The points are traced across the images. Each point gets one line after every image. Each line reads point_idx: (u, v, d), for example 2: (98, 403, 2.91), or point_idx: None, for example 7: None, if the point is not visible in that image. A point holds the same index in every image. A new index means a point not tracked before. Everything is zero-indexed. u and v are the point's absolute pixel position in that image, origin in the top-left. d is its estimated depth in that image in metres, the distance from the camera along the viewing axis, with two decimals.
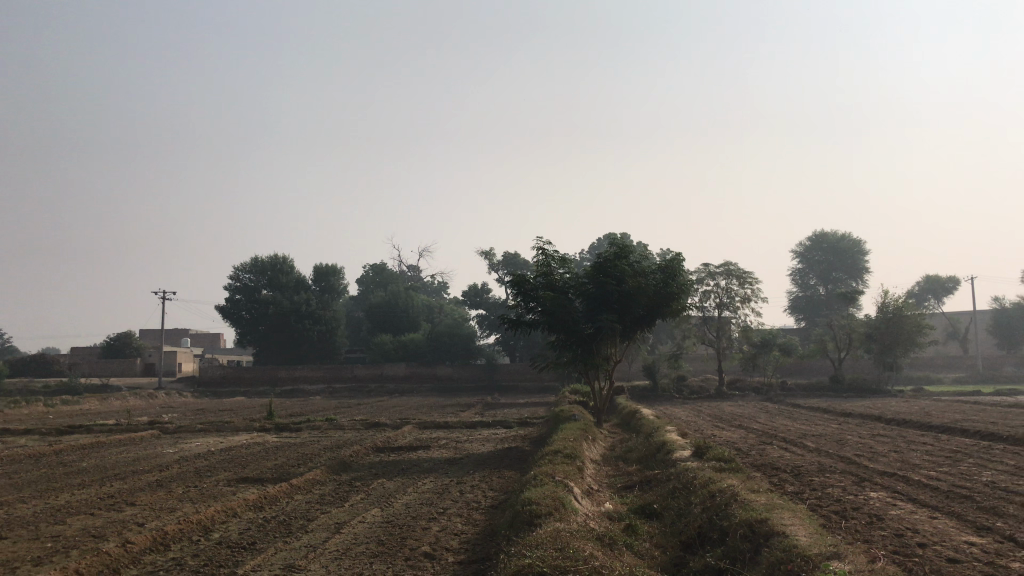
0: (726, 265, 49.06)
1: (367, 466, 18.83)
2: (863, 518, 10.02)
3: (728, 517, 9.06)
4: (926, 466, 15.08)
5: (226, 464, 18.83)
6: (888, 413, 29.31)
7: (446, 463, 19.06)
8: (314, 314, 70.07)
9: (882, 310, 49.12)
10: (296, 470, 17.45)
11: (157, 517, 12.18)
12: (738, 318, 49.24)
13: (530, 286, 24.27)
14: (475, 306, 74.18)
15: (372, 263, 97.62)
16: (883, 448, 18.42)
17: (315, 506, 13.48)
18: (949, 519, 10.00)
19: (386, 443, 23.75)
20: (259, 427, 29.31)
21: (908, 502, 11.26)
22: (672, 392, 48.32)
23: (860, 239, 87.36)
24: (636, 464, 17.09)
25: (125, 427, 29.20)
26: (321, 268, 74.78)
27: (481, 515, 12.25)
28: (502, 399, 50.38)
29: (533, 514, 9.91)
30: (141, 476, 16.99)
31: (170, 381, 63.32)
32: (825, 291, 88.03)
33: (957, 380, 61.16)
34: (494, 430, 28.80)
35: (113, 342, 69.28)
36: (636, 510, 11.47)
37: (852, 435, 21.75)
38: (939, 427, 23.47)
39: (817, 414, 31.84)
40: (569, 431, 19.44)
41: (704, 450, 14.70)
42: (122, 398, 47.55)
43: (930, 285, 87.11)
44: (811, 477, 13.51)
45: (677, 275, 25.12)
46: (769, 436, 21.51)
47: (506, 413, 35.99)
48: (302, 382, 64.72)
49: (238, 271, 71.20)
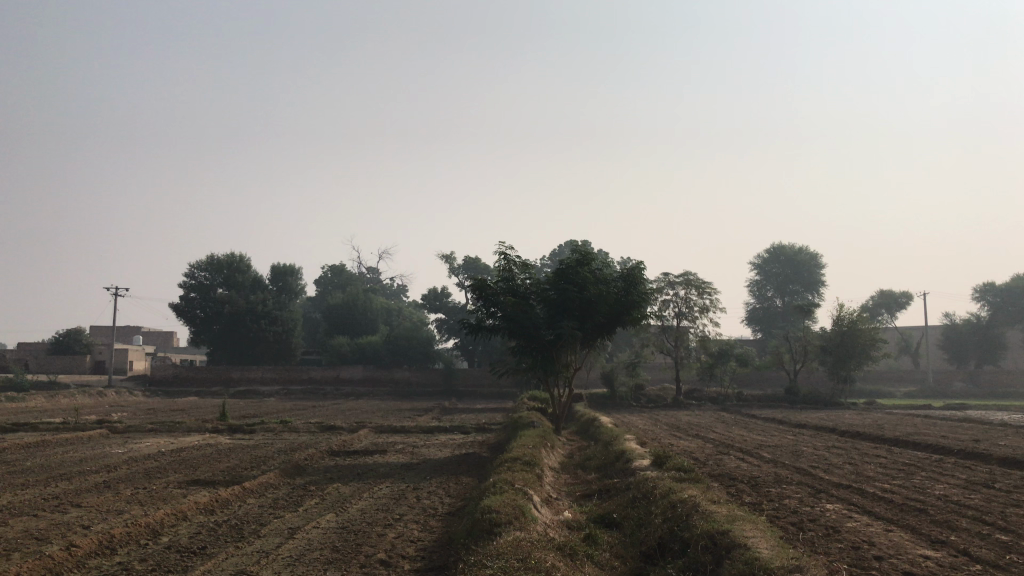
0: (686, 275, 49.41)
1: (322, 470, 18.53)
2: (820, 530, 10.08)
3: (689, 527, 9.02)
4: (880, 478, 15.26)
5: (177, 466, 18.41)
6: (842, 426, 29.69)
7: (403, 468, 18.85)
8: (270, 314, 69.15)
9: (837, 323, 49.82)
10: (249, 473, 17.07)
11: (104, 520, 11.80)
12: (696, 327, 49.61)
13: (491, 291, 24.19)
14: (435, 310, 73.79)
15: (331, 265, 96.76)
16: (838, 460, 18.62)
17: (268, 510, 13.21)
18: (905, 532, 10.10)
19: (341, 446, 23.41)
20: (212, 427, 28.77)
21: (863, 514, 11.35)
22: (630, 400, 48.58)
23: (817, 252, 88.77)
24: (594, 472, 17.05)
25: (72, 425, 28.50)
26: (279, 268, 73.86)
27: (437, 522, 12.08)
28: (460, 404, 50.18)
29: (493, 522, 9.78)
30: (88, 477, 16.52)
31: (121, 379, 61.98)
32: (781, 303, 89.32)
33: (907, 394, 62.27)
34: (451, 435, 28.58)
35: (62, 338, 67.58)
36: (596, 519, 11.40)
37: (806, 446, 21.99)
38: (892, 440, 23.81)
39: (773, 425, 32.13)
40: (527, 439, 19.34)
41: (664, 459, 14.71)
42: (70, 396, 46.40)
43: (883, 300, 88.83)
44: (768, 488, 13.57)
45: (637, 283, 25.24)
46: (727, 446, 21.60)
47: (464, 419, 35.82)
48: (257, 383, 63.76)
49: (192, 267, 69.75)
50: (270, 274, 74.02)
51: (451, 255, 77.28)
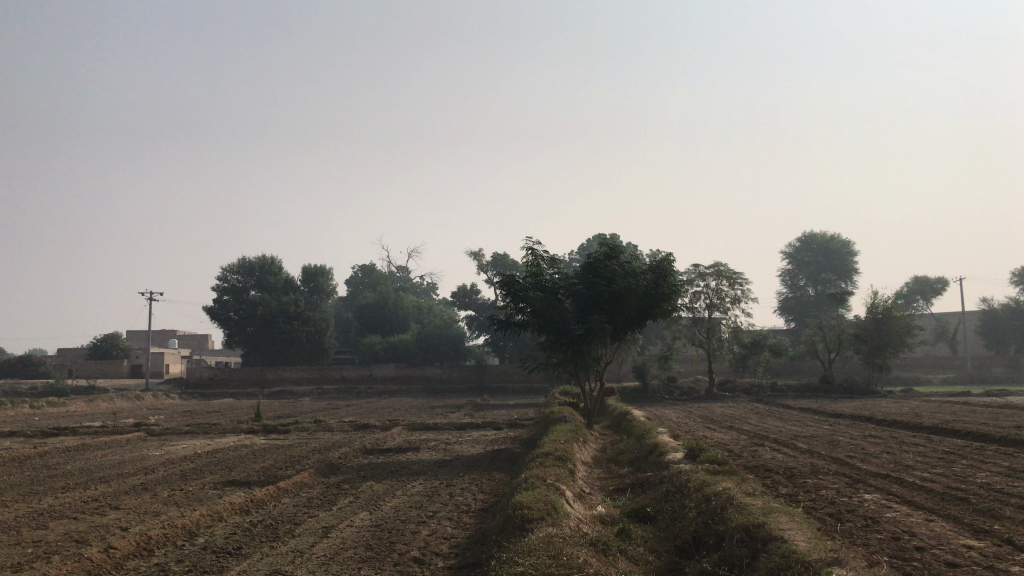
0: (717, 265, 49.02)
1: (356, 468, 18.62)
2: (859, 521, 9.90)
3: (724, 521, 8.90)
4: (920, 467, 14.96)
5: (213, 467, 18.61)
6: (879, 414, 29.24)
7: (435, 465, 18.86)
8: (301, 315, 69.78)
9: (872, 311, 49.11)
10: (284, 473, 17.18)
11: (142, 522, 11.94)
12: (729, 318, 49.09)
13: (519, 287, 24.11)
14: (464, 307, 73.92)
15: (361, 264, 97.33)
16: (875, 449, 18.35)
17: (303, 510, 13.26)
18: (946, 522, 9.88)
19: (374, 445, 23.50)
20: (247, 428, 29.06)
21: (903, 504, 11.13)
22: (663, 393, 48.29)
23: (849, 240, 87.59)
24: (627, 466, 16.93)
25: (110, 429, 28.95)
26: (309, 269, 74.36)
27: (471, 519, 12.05)
28: (492, 400, 50.26)
29: (524, 518, 9.74)
30: (126, 479, 16.75)
31: (157, 383, 62.83)
32: (814, 292, 88.25)
33: (945, 380, 61.31)
34: (483, 432, 28.59)
35: (99, 344, 68.67)
36: (630, 514, 11.30)
37: (843, 436, 21.68)
38: (931, 427, 23.39)
39: (808, 415, 31.71)
40: (559, 434, 19.26)
41: (697, 452, 14.56)
42: (109, 400, 47.12)
43: (918, 286, 87.51)
44: (804, 479, 13.38)
45: (667, 274, 24.95)
46: (762, 438, 21.35)
47: (496, 415, 35.82)
48: (291, 383, 64.28)
49: (225, 272, 70.62)
50: (301, 276, 74.59)
51: (480, 252, 77.35)
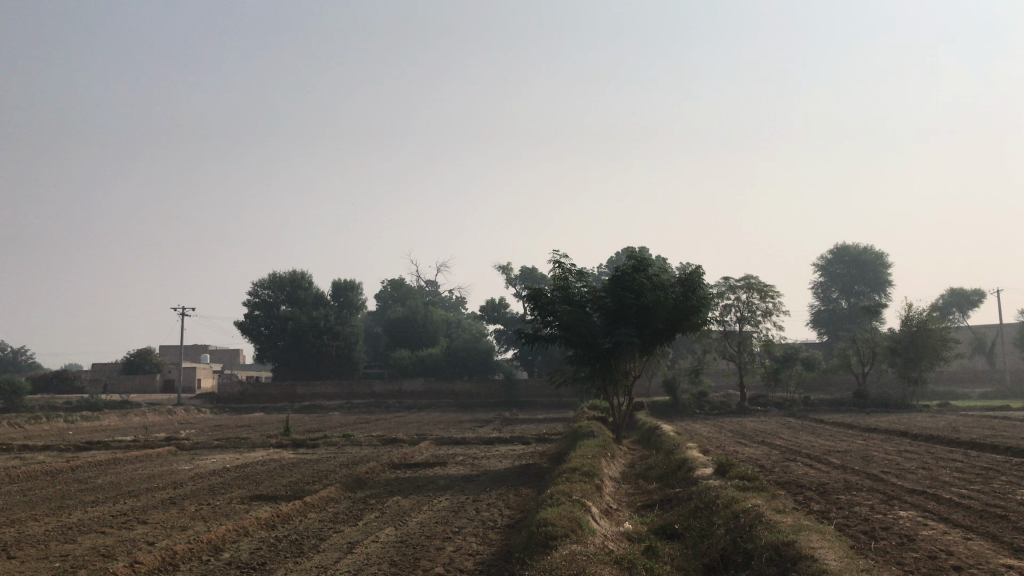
0: (747, 278, 48.54)
1: (382, 483, 18.57)
2: (893, 539, 9.64)
3: (753, 538, 8.71)
4: (957, 483, 14.58)
5: (241, 482, 18.62)
6: (915, 429, 28.59)
7: (462, 480, 18.74)
8: (331, 329, 70.18)
9: (906, 324, 48.29)
10: (311, 488, 17.18)
11: (168, 536, 11.97)
12: (760, 332, 48.53)
13: (547, 300, 24.05)
14: (493, 321, 73.86)
15: (390, 279, 97.75)
16: (911, 465, 17.94)
17: (328, 525, 13.20)
18: (985, 540, 9.59)
19: (402, 459, 23.45)
20: (276, 442, 29.20)
21: (940, 522, 10.82)
22: (693, 408, 47.76)
23: (882, 251, 86.35)
24: (655, 482, 16.73)
25: (142, 443, 29.17)
26: (339, 283, 74.75)
27: (496, 535, 11.92)
28: (520, 415, 50.03)
29: (548, 535, 9.60)
30: (155, 494, 16.82)
31: (190, 397, 63.40)
32: (847, 304, 87.10)
33: (983, 395, 60.03)
34: (511, 446, 28.43)
35: (133, 358, 69.50)
36: (657, 531, 11.11)
37: (877, 451, 21.25)
38: (968, 443, 22.82)
39: (842, 430, 31.14)
40: (587, 449, 19.06)
41: (727, 468, 14.32)
42: (142, 414, 47.61)
43: (954, 299, 86.00)
44: (837, 495, 13.10)
45: (696, 288, 24.71)
46: (793, 453, 20.98)
47: (524, 430, 35.62)
48: (321, 398, 64.54)
49: (256, 287, 71.26)
50: (331, 290, 75.01)
51: (508, 266, 77.33)
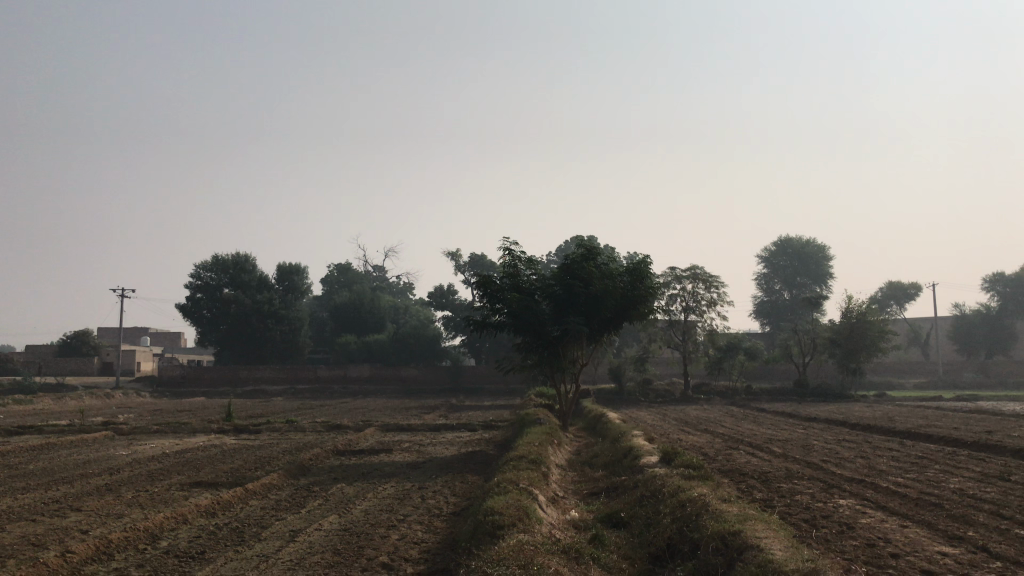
0: (693, 269, 49.10)
1: (326, 470, 18.30)
2: (833, 527, 9.82)
3: (699, 528, 8.76)
4: (893, 472, 14.91)
5: (180, 467, 18.20)
6: (853, 418, 29.25)
7: (407, 467, 18.58)
8: (276, 313, 69.17)
9: (846, 316, 49.44)
10: (252, 474, 16.83)
11: (103, 525, 11.61)
12: (704, 322, 49.27)
13: (496, 287, 23.86)
14: (441, 308, 73.49)
15: (337, 264, 96.56)
16: (849, 453, 18.34)
17: (271, 512, 13.01)
18: (921, 528, 9.80)
19: (347, 446, 23.19)
20: (217, 427, 28.64)
21: (878, 510, 11.05)
22: (638, 396, 48.27)
23: (824, 245, 88.27)
24: (601, 469, 16.82)
25: (78, 428, 28.34)
26: (284, 267, 73.13)
27: (442, 523, 11.84)
28: (467, 401, 49.98)
29: (495, 525, 9.53)
30: (91, 479, 16.31)
31: (128, 381, 61.93)
32: (789, 296, 88.73)
33: (918, 385, 61.82)
34: (458, 433, 28.35)
35: (69, 340, 67.56)
36: (602, 519, 11.15)
37: (818, 440, 21.68)
38: (903, 432, 23.43)
39: (783, 419, 31.66)
40: (534, 436, 19.03)
41: (672, 456, 14.41)
42: (78, 398, 46.40)
43: (892, 292, 88.33)
44: (780, 483, 13.30)
45: (644, 277, 24.82)
46: (736, 441, 21.29)
47: (471, 417, 35.60)
48: (265, 383, 63.55)
49: (199, 269, 69.76)
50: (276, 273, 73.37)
51: (457, 252, 76.94)
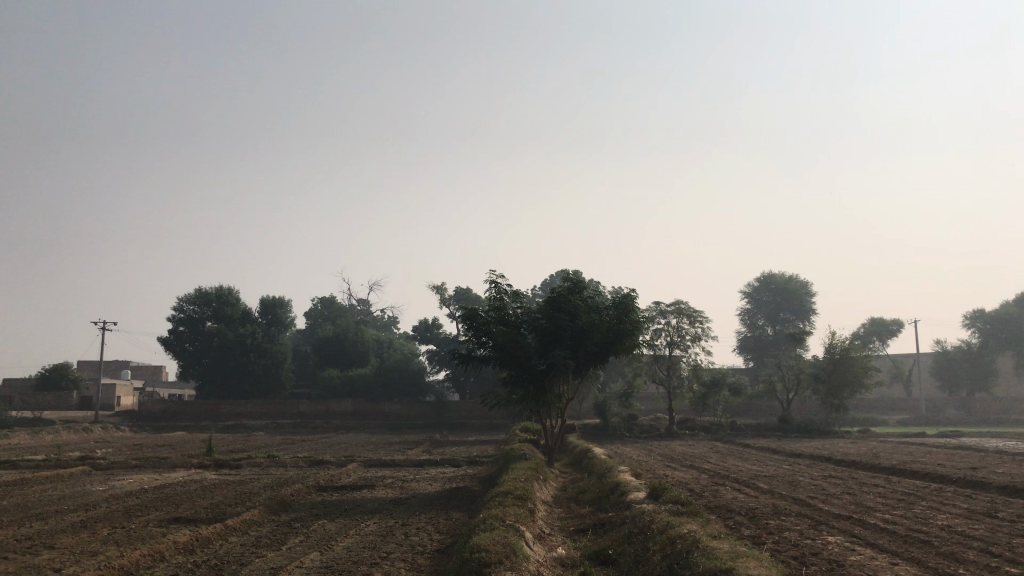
0: (678, 303, 49.21)
1: (308, 506, 17.98)
2: (824, 564, 9.70)
3: (691, 565, 8.61)
4: (880, 509, 14.81)
5: (159, 503, 17.84)
6: (838, 455, 29.16)
7: (391, 503, 18.27)
8: (259, 347, 68.47)
9: (829, 351, 49.55)
10: (232, 511, 16.50)
11: (77, 562, 11.29)
12: (689, 357, 49.27)
13: (482, 320, 23.77)
14: (425, 342, 73.18)
15: (321, 297, 96.04)
16: (836, 490, 18.21)
17: (251, 549, 12.74)
18: (911, 566, 9.68)
19: (329, 481, 22.85)
20: (197, 463, 28.16)
21: (867, 547, 10.95)
22: (623, 431, 48.07)
23: (807, 281, 88.95)
24: (588, 505, 16.63)
25: (54, 463, 27.82)
26: (267, 301, 72.12)
27: (426, 560, 11.62)
28: (450, 437, 49.61)
29: (482, 562, 9.34)
30: (65, 516, 15.93)
31: (107, 415, 61.08)
32: (773, 332, 89.07)
33: (901, 422, 61.89)
34: (441, 469, 28.00)
35: (48, 374, 66.69)
36: (589, 557, 10.98)
37: (804, 476, 21.59)
38: (889, 468, 23.34)
39: (769, 455, 31.56)
40: (519, 472, 18.82)
41: (659, 492, 14.27)
42: (55, 432, 45.68)
43: (875, 328, 88.87)
44: (767, 520, 13.17)
45: (629, 312, 24.85)
46: (722, 477, 21.15)
47: (455, 452, 35.23)
48: (246, 417, 62.84)
49: (181, 301, 69.34)
50: (259, 307, 72.34)
51: (442, 286, 76.79)
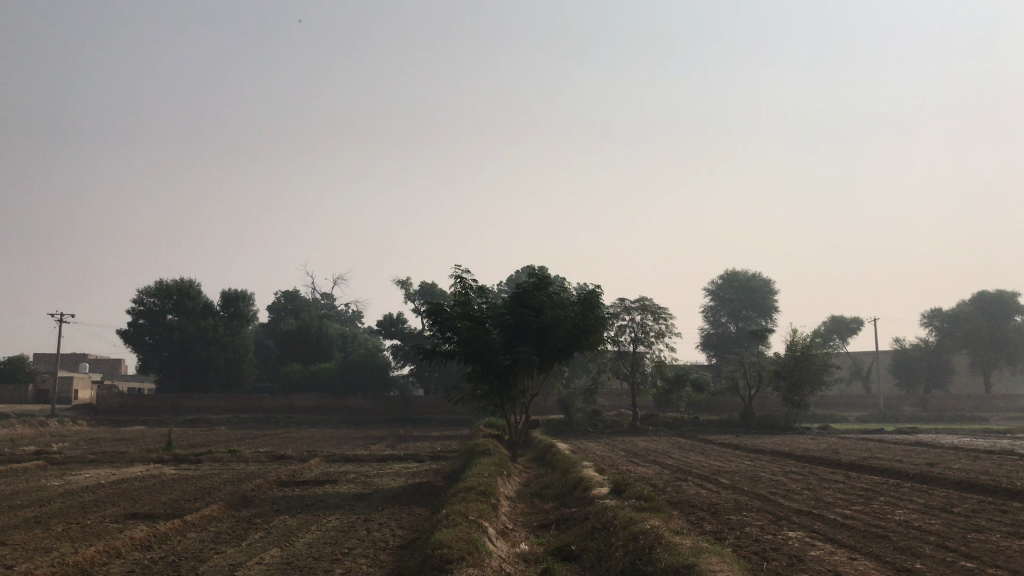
0: (642, 300, 49.48)
1: (269, 501, 17.79)
2: (784, 560, 9.78)
3: (653, 561, 8.62)
4: (839, 504, 15.01)
5: (116, 499, 17.52)
6: (798, 450, 29.58)
7: (354, 498, 18.13)
8: (220, 340, 67.80)
9: (791, 349, 50.16)
10: (192, 506, 16.23)
11: (29, 559, 11.02)
12: (653, 353, 49.59)
13: (447, 316, 23.65)
14: (390, 336, 72.82)
15: (284, 290, 95.09)
16: (796, 485, 18.45)
17: (209, 545, 12.51)
18: (869, 560, 9.80)
19: (291, 476, 22.63)
20: (156, 457, 27.76)
21: (826, 541, 11.07)
22: (586, 427, 48.31)
23: (769, 279, 90.04)
24: (551, 501, 16.65)
25: (8, 457, 27.27)
26: (229, 294, 70.76)
27: (388, 556, 11.53)
28: (415, 432, 49.52)
29: (443, 559, 9.26)
30: (18, 511, 15.58)
31: (64, 409, 59.95)
32: (735, 328, 89.92)
33: (860, 419, 62.90)
34: (405, 464, 27.89)
35: (3, 366, 65.32)
36: (552, 552, 10.97)
37: (765, 472, 21.81)
38: (848, 464, 23.71)
39: (731, 450, 31.90)
40: (483, 467, 18.79)
41: (622, 488, 14.33)
42: (10, 425, 44.79)
43: (835, 326, 90.16)
44: (728, 515, 13.28)
45: (594, 308, 24.92)
46: (685, 473, 21.30)
47: (419, 447, 35.19)
48: (207, 412, 62.07)
49: (142, 294, 68.10)
50: (221, 300, 71.03)
51: (407, 280, 76.39)
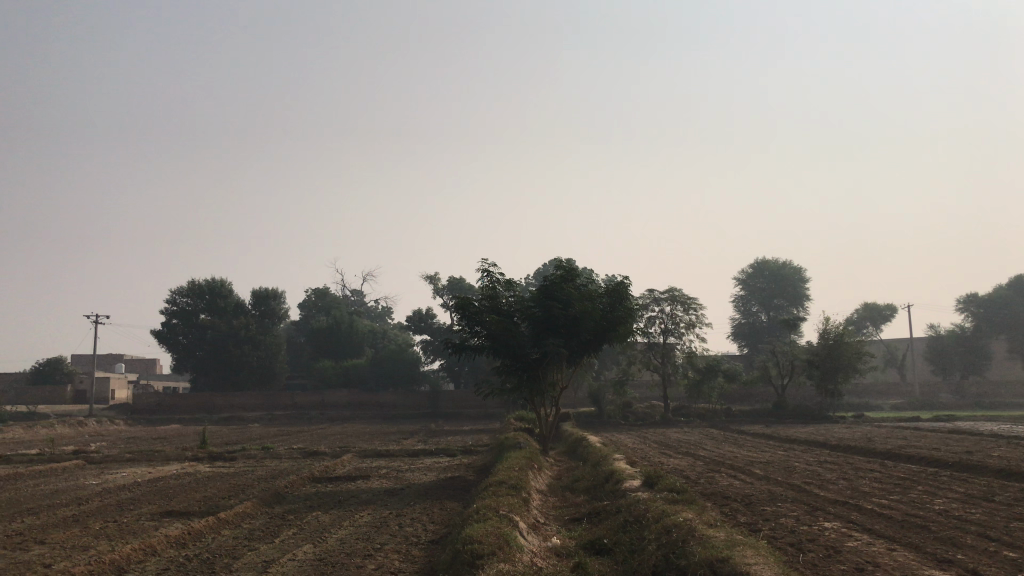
0: (672, 291, 49.16)
1: (302, 497, 17.87)
2: (819, 551, 9.63)
3: (686, 555, 8.50)
4: (876, 493, 14.78)
5: (152, 496, 17.71)
6: (834, 440, 29.19)
7: (386, 494, 18.21)
8: (252, 339, 68.35)
9: (824, 337, 49.56)
10: (226, 503, 16.35)
11: (68, 557, 11.17)
12: (683, 343, 49.24)
13: (475, 309, 23.62)
14: (419, 332, 73.05)
15: (314, 288, 95.86)
16: (832, 475, 18.18)
17: (243, 542, 12.58)
18: (908, 551, 9.61)
19: (324, 472, 22.76)
20: (191, 455, 28.05)
21: (864, 532, 10.89)
22: (617, 418, 48.12)
23: (800, 267, 89.07)
24: (583, 494, 16.56)
25: (48, 457, 27.71)
26: (260, 293, 71.63)
27: (419, 551, 11.51)
28: (446, 427, 49.71)
29: (473, 554, 9.23)
30: (57, 510, 15.82)
31: (102, 408, 60.90)
32: (766, 318, 89.05)
33: (895, 406, 62.08)
34: (436, 459, 27.94)
35: (42, 368, 66.47)
36: (585, 546, 10.91)
37: (799, 462, 21.55)
38: (884, 453, 23.33)
39: (764, 441, 31.56)
40: (514, 461, 18.75)
41: (654, 480, 14.21)
42: (50, 426, 45.57)
43: (868, 313, 89.01)
44: (762, 506, 13.11)
45: (623, 299, 24.70)
46: (718, 464, 21.08)
47: (450, 441, 35.25)
48: (241, 409, 62.72)
49: (175, 294, 68.97)
50: (252, 299, 71.86)
51: (435, 275, 76.56)
